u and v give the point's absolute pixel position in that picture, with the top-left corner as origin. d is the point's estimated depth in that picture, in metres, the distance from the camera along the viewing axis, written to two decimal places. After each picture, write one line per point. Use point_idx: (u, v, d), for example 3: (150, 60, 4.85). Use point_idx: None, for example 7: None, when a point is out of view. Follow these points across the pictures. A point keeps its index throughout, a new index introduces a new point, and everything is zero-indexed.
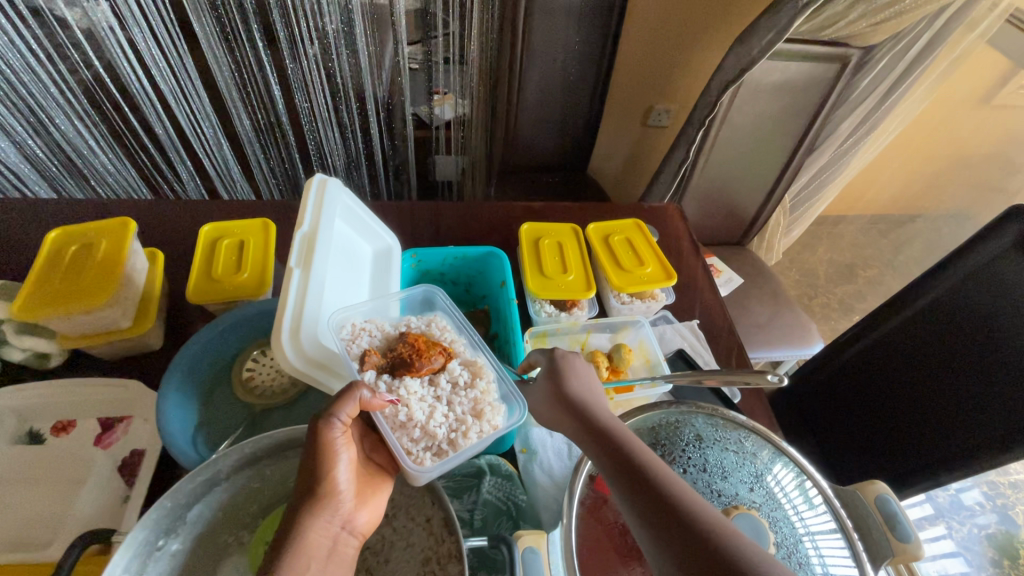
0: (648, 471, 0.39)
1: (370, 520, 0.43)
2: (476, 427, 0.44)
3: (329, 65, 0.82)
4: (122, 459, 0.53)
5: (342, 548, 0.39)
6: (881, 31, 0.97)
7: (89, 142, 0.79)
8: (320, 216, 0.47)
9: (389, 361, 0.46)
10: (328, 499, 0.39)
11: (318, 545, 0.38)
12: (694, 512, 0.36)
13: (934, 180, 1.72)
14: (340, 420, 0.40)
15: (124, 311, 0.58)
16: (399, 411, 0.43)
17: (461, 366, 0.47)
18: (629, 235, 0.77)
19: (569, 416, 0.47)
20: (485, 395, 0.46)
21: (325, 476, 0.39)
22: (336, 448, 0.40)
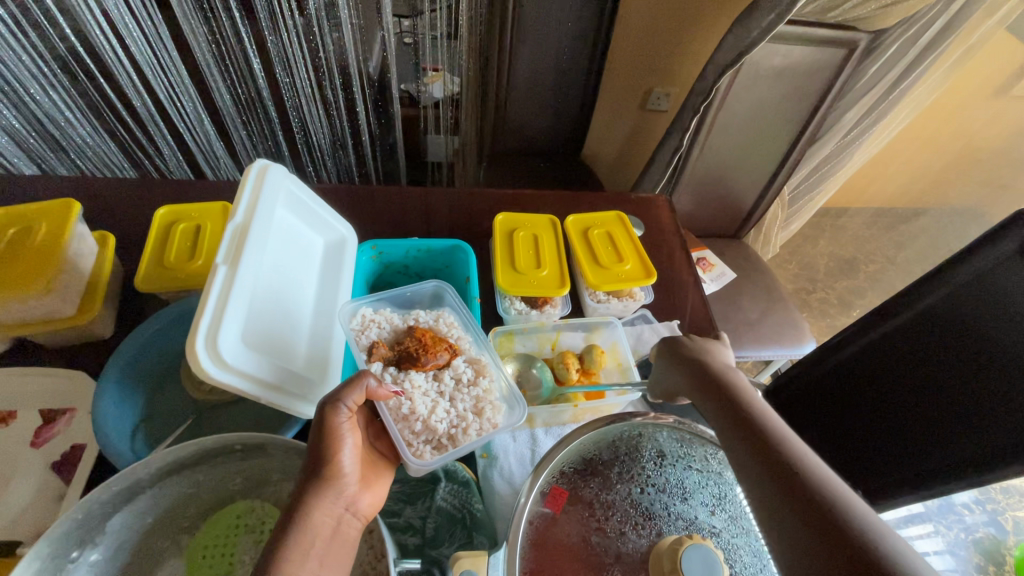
0: (767, 425, 0.39)
1: (373, 504, 0.44)
2: (475, 424, 0.50)
3: (312, 39, 0.76)
4: (61, 454, 0.51)
5: (346, 528, 0.40)
6: (891, 14, 0.91)
7: (65, 113, 0.74)
8: (257, 206, 0.43)
9: (399, 355, 0.53)
10: (333, 481, 0.40)
11: (323, 526, 0.39)
12: (820, 475, 0.35)
13: (943, 174, 1.65)
14: (345, 407, 0.43)
15: (66, 298, 0.55)
16: (404, 404, 0.49)
17: (465, 364, 0.54)
18: (609, 229, 0.74)
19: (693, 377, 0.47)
20: (487, 395, 0.53)
21: (330, 458, 0.41)
22: (341, 432, 0.42)
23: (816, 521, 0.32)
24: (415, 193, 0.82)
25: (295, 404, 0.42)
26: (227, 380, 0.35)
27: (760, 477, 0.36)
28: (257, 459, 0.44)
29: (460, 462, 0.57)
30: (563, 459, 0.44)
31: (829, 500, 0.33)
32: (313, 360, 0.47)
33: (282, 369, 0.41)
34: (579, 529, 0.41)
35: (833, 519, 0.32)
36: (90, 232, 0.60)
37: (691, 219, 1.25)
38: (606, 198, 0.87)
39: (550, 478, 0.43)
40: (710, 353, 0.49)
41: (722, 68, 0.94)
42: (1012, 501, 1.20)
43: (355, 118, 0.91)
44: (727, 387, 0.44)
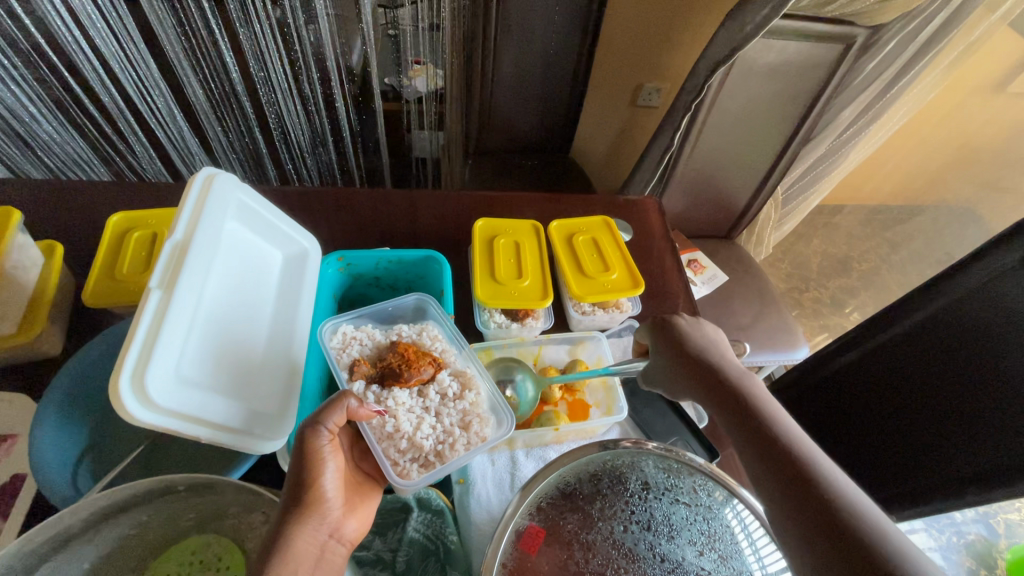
0: (756, 405, 0.39)
1: (358, 530, 0.41)
2: (462, 438, 0.48)
3: (285, 32, 0.72)
4: (0, 486, 0.46)
5: (329, 558, 0.37)
6: (889, 9, 0.87)
7: (30, 110, 0.69)
8: (199, 220, 0.39)
9: (381, 372, 0.51)
10: (315, 507, 0.37)
11: (305, 556, 0.35)
12: (807, 453, 0.35)
13: (939, 172, 1.63)
14: (326, 429, 0.40)
15: (4, 316, 0.50)
16: (387, 422, 0.47)
17: (450, 377, 0.52)
18: (595, 235, 0.71)
19: (678, 356, 0.47)
20: (475, 406, 0.50)
21: (313, 483, 0.38)
22: (321, 456, 0.39)
23: (803, 501, 0.33)
24: (394, 196, 0.78)
25: (242, 440, 0.38)
26: (154, 420, 0.31)
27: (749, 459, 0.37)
28: (208, 496, 0.41)
29: (434, 487, 0.53)
30: (543, 490, 0.41)
31: (816, 478, 0.34)
32: (269, 387, 0.42)
33: (226, 401, 0.37)
34: (557, 572, 0.38)
35: (819, 499, 0.32)
36: (33, 242, 0.55)
37: (683, 219, 1.22)
38: (593, 201, 0.83)
39: (527, 514, 0.40)
40: (702, 335, 0.48)
41: (716, 63, 0.90)
42: (1003, 505, 1.20)
43: (336, 115, 0.86)
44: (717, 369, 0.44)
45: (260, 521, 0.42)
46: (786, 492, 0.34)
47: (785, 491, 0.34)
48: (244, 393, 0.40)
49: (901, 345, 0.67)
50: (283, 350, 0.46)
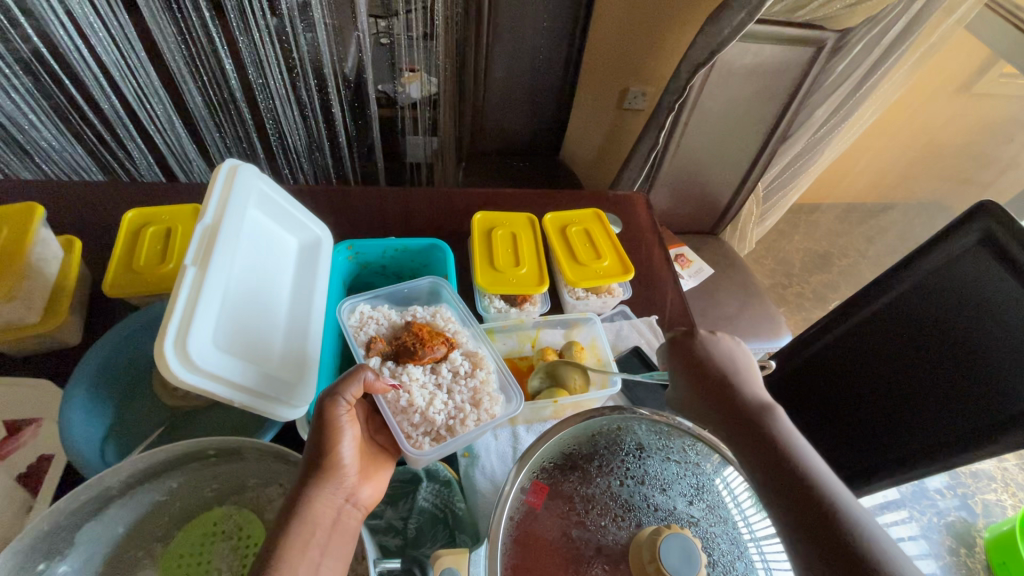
0: (788, 447, 0.42)
1: (374, 495, 0.44)
2: (472, 414, 0.51)
3: (285, 40, 0.75)
4: (27, 467, 0.48)
5: (347, 519, 0.40)
6: (856, 14, 0.94)
7: (29, 116, 0.71)
8: (225, 206, 0.42)
9: (398, 349, 0.55)
10: (333, 472, 0.40)
11: (325, 515, 0.38)
12: (837, 503, 0.38)
13: (911, 170, 1.70)
14: (345, 400, 0.43)
15: (29, 305, 0.53)
16: (403, 396, 0.51)
17: (461, 357, 0.55)
18: (587, 226, 0.75)
19: (705, 376, 0.49)
20: (486, 385, 0.54)
21: (329, 450, 0.41)
22: (339, 426, 0.42)
23: (839, 554, 0.35)
24: (393, 193, 0.82)
25: (271, 405, 0.41)
26: (194, 381, 0.35)
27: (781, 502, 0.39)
28: (232, 463, 0.44)
29: (442, 461, 0.56)
30: (545, 454, 0.44)
31: (844, 527, 0.36)
32: (291, 359, 0.46)
33: (257, 369, 0.41)
34: (560, 524, 0.41)
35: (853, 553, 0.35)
36: (54, 236, 0.58)
37: (670, 216, 1.27)
38: (582, 196, 0.88)
39: (531, 473, 0.43)
40: (727, 360, 0.50)
41: (696, 66, 0.95)
42: (981, 484, 1.25)
43: (331, 118, 0.89)
44: (744, 404, 0.46)
45: (280, 491, 0.45)
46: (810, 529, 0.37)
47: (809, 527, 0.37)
48: (269, 365, 0.43)
49: (880, 322, 0.71)
50: (302, 326, 0.49)
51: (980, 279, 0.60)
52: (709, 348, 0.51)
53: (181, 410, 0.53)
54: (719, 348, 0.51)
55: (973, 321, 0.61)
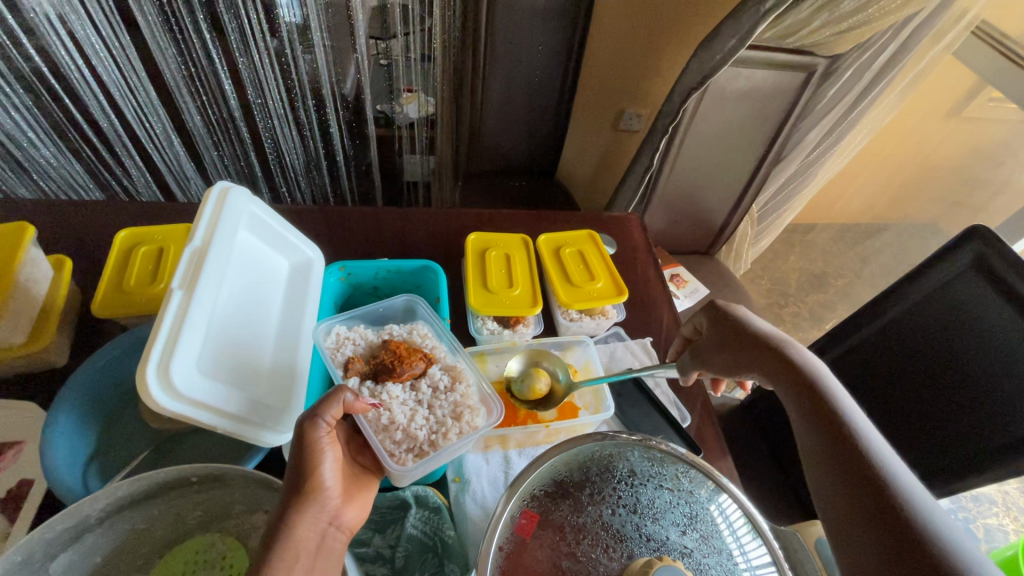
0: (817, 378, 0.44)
1: (358, 518, 0.41)
2: (454, 427, 0.50)
3: (284, 61, 0.76)
4: (7, 491, 0.47)
5: (331, 545, 0.37)
6: (846, 40, 0.96)
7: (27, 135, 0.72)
8: (215, 229, 0.42)
9: (375, 368, 0.53)
10: (314, 495, 0.37)
11: (307, 540, 0.35)
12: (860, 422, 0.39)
13: (905, 190, 1.72)
14: (323, 421, 0.40)
15: (16, 325, 0.52)
16: (383, 415, 0.49)
17: (441, 371, 0.55)
18: (581, 247, 0.75)
19: (752, 338, 0.51)
20: (467, 399, 0.53)
21: (310, 472, 0.38)
22: (320, 450, 0.39)
23: (846, 461, 0.36)
24: (389, 213, 0.82)
25: (258, 431, 0.40)
26: (177, 408, 0.34)
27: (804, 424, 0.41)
28: (215, 492, 0.43)
29: (430, 486, 0.55)
30: (534, 481, 0.44)
31: (860, 437, 0.37)
32: (277, 384, 0.45)
33: (243, 395, 0.40)
34: (551, 553, 0.40)
35: (863, 456, 0.35)
36: (44, 256, 0.58)
37: (665, 235, 1.28)
38: (577, 217, 0.88)
39: (521, 502, 0.42)
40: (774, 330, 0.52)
41: (690, 90, 0.97)
42: (981, 508, 1.23)
43: (329, 138, 0.90)
44: (779, 350, 0.48)
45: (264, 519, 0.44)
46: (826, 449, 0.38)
47: (826, 447, 0.38)
48: (255, 391, 0.42)
49: (877, 343, 0.72)
50: (290, 349, 0.48)
51: (975, 301, 0.62)
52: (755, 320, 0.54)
53: (166, 433, 0.52)
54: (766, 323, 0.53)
55: (973, 345, 0.62)
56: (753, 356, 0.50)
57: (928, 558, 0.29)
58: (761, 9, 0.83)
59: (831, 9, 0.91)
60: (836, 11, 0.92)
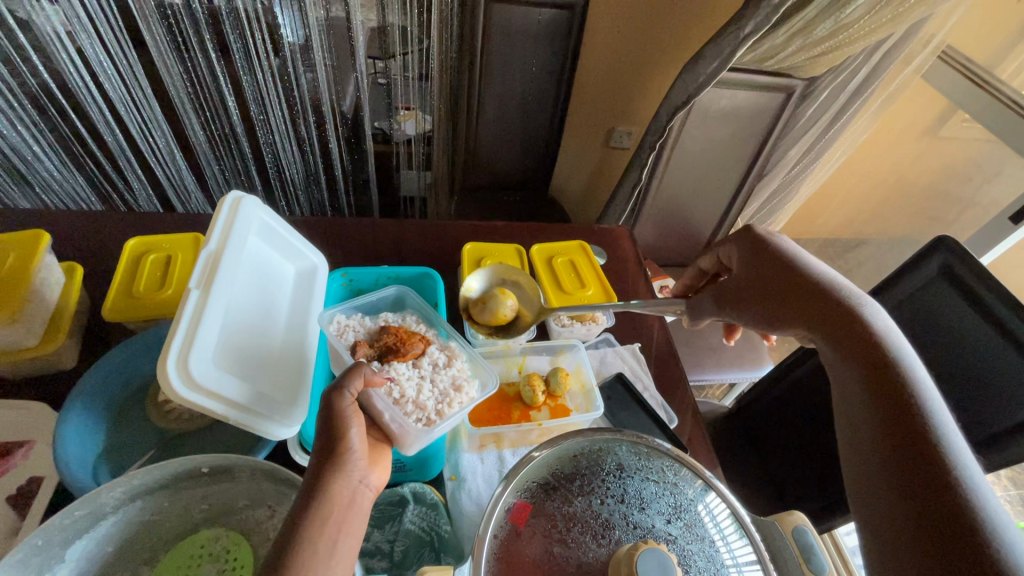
0: (873, 333, 0.43)
1: (382, 480, 0.42)
2: (457, 397, 0.53)
3: (286, 79, 0.80)
4: (17, 488, 0.49)
5: (360, 502, 0.38)
6: (820, 64, 1.03)
7: (34, 149, 0.75)
8: (230, 234, 0.45)
9: (381, 348, 0.57)
10: (344, 458, 0.38)
11: (340, 497, 0.37)
12: (917, 379, 0.39)
13: (886, 205, 1.78)
14: (348, 392, 0.42)
15: (31, 328, 0.55)
16: (392, 389, 0.52)
17: (438, 350, 0.58)
18: (572, 256, 0.79)
19: (806, 276, 0.51)
20: (461, 371, 0.57)
21: (338, 438, 0.39)
22: (346, 419, 0.40)
23: (889, 407, 0.38)
24: (389, 225, 0.85)
25: (263, 424, 0.42)
26: (192, 398, 0.36)
27: (852, 378, 0.42)
28: (223, 484, 0.45)
29: (427, 484, 0.57)
30: (529, 474, 0.46)
31: (907, 384, 0.39)
32: (283, 382, 0.47)
33: (254, 389, 0.42)
34: (542, 541, 0.43)
35: (907, 403, 0.37)
36: (58, 263, 0.60)
37: (654, 247, 1.33)
38: (570, 229, 0.91)
39: (516, 492, 0.45)
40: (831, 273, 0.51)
41: (675, 109, 1.02)
42: None
43: (328, 153, 0.93)
44: (833, 293, 0.48)
45: (268, 513, 0.46)
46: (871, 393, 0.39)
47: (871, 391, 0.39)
48: (262, 387, 0.44)
49: None
50: (295, 350, 0.50)
51: (946, 308, 0.67)
52: (809, 263, 0.53)
53: (173, 433, 0.54)
54: (821, 266, 0.53)
55: (943, 345, 0.67)
56: (803, 292, 0.50)
57: (948, 497, 0.31)
58: (740, 34, 0.89)
59: (805, 34, 0.98)
60: (810, 36, 0.99)
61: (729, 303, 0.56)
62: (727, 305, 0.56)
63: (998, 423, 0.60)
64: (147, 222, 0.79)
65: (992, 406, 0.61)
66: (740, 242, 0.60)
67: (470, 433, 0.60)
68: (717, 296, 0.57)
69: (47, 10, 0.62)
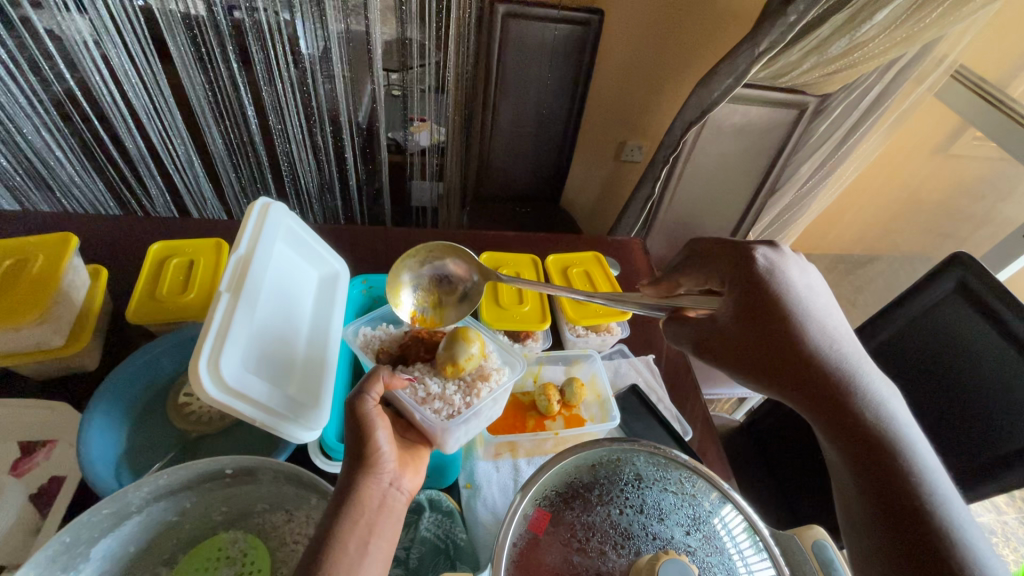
0: (881, 437, 0.40)
1: (415, 483, 0.43)
2: (484, 387, 0.51)
3: (306, 90, 0.82)
4: (38, 487, 0.49)
5: (391, 503, 0.40)
6: (833, 82, 1.07)
7: (56, 153, 0.76)
8: (259, 239, 0.47)
9: (402, 352, 0.54)
10: (371, 460, 0.40)
11: (371, 499, 0.38)
12: (912, 467, 0.38)
13: (895, 223, 1.79)
14: (370, 397, 0.43)
15: (56, 329, 0.55)
16: (416, 387, 0.49)
17: None
18: (587, 267, 0.80)
19: (798, 327, 0.44)
20: (490, 362, 0.55)
21: (365, 441, 0.40)
22: (371, 420, 0.41)
23: (893, 506, 0.37)
24: (404, 233, 0.86)
25: (290, 427, 0.43)
26: (223, 399, 0.37)
27: (853, 470, 0.40)
28: (246, 486, 0.45)
29: (443, 491, 0.57)
30: (548, 482, 0.46)
31: (907, 477, 0.38)
32: (307, 385, 0.48)
33: (282, 393, 0.43)
34: (563, 549, 0.43)
35: (907, 504, 0.37)
36: (84, 265, 0.61)
37: (665, 261, 1.34)
38: (584, 241, 0.92)
39: (534, 500, 0.45)
40: (822, 317, 0.45)
41: (689, 124, 1.04)
42: None
43: (344, 162, 0.94)
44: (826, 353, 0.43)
45: (286, 517, 0.46)
46: (870, 487, 0.38)
47: (870, 486, 0.38)
48: (286, 389, 0.45)
49: None
50: (317, 355, 0.51)
51: (959, 324, 0.68)
52: (802, 303, 0.45)
53: (193, 434, 0.55)
54: (813, 305, 0.46)
55: (952, 360, 0.68)
56: (795, 350, 0.43)
57: None
58: (754, 52, 0.92)
59: (819, 52, 1.02)
60: (824, 54, 1.02)
61: (713, 355, 0.46)
62: (708, 354, 0.46)
63: (1012, 441, 0.61)
64: (167, 227, 0.80)
65: (1009, 425, 0.62)
66: (734, 276, 0.47)
67: (486, 442, 0.60)
68: (700, 341, 0.47)
69: (77, 21, 0.65)
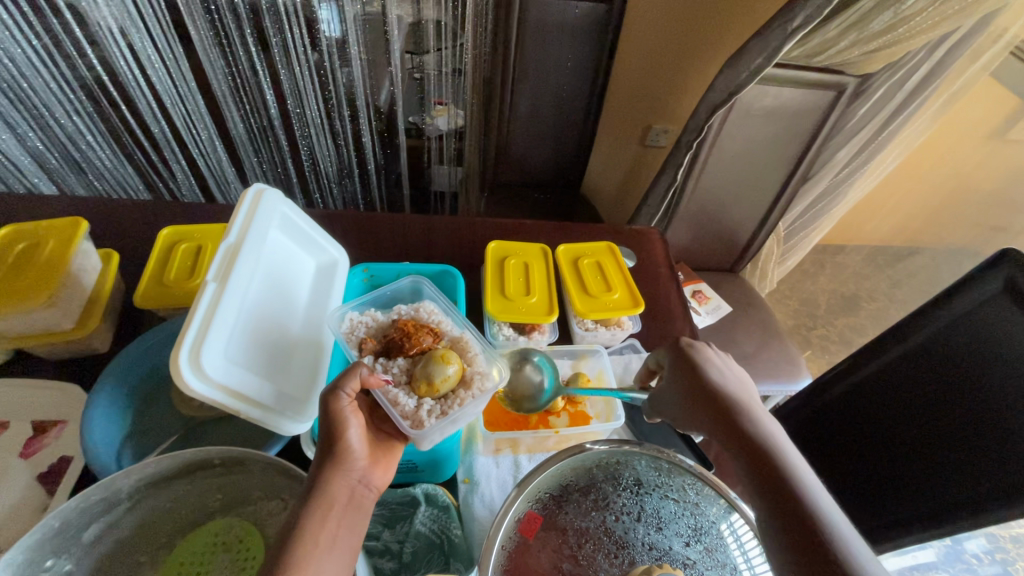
0: (790, 488, 0.38)
1: (384, 480, 0.43)
2: (464, 394, 0.48)
3: (323, 73, 0.80)
4: (47, 467, 0.51)
5: (359, 501, 0.39)
6: (877, 59, 0.98)
7: (87, 137, 0.77)
8: (250, 225, 0.46)
9: (385, 344, 0.51)
10: (343, 457, 0.40)
11: (340, 493, 0.38)
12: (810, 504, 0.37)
13: (940, 212, 1.68)
14: (345, 393, 0.42)
15: (66, 312, 0.56)
16: (392, 389, 0.47)
17: (449, 343, 0.52)
18: (599, 258, 0.77)
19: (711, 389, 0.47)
20: (474, 364, 0.51)
21: (337, 437, 0.40)
22: (344, 418, 0.41)
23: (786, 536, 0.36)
24: (417, 220, 0.85)
25: (274, 415, 0.42)
26: (202, 390, 0.36)
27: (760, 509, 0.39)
28: (237, 475, 0.45)
29: (439, 485, 0.56)
30: (542, 484, 0.44)
31: (803, 512, 0.37)
32: (297, 375, 0.47)
33: (269, 385, 0.43)
34: (553, 556, 0.41)
35: (802, 536, 0.36)
36: (94, 249, 0.62)
37: (691, 252, 1.29)
38: (599, 229, 0.89)
39: (528, 502, 0.43)
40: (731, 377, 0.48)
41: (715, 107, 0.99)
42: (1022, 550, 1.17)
43: (361, 146, 0.93)
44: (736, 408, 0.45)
45: (281, 506, 0.45)
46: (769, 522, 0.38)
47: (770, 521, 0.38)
48: (276, 379, 0.45)
49: (901, 367, 0.74)
50: (311, 342, 0.51)
51: (1005, 324, 0.62)
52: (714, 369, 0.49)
53: (196, 420, 0.55)
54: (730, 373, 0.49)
55: (996, 365, 0.63)
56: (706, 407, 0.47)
57: None
58: (787, 28, 0.86)
59: (859, 28, 0.95)
60: (865, 30, 0.95)
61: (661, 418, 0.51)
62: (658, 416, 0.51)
63: None
64: (182, 212, 0.81)
65: None
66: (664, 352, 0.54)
67: (485, 437, 0.59)
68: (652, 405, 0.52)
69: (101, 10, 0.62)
